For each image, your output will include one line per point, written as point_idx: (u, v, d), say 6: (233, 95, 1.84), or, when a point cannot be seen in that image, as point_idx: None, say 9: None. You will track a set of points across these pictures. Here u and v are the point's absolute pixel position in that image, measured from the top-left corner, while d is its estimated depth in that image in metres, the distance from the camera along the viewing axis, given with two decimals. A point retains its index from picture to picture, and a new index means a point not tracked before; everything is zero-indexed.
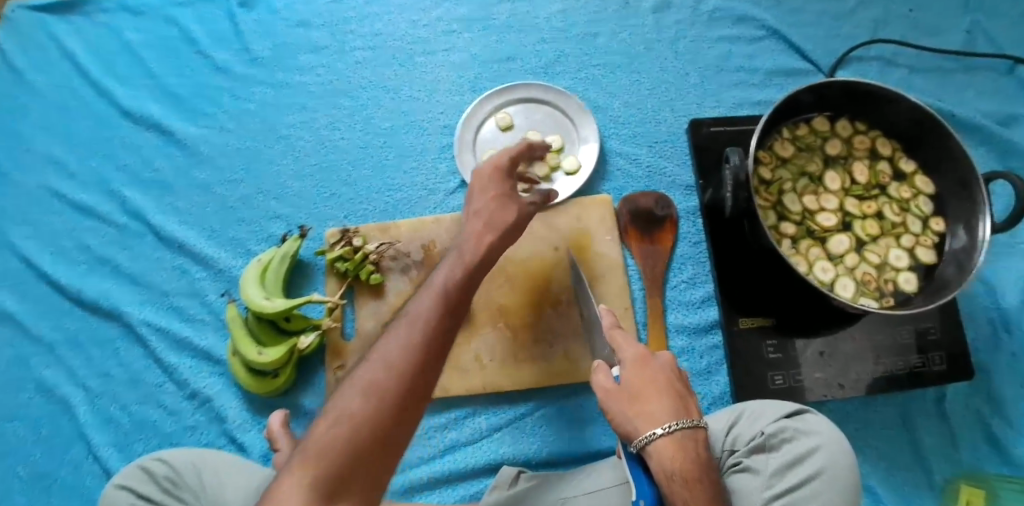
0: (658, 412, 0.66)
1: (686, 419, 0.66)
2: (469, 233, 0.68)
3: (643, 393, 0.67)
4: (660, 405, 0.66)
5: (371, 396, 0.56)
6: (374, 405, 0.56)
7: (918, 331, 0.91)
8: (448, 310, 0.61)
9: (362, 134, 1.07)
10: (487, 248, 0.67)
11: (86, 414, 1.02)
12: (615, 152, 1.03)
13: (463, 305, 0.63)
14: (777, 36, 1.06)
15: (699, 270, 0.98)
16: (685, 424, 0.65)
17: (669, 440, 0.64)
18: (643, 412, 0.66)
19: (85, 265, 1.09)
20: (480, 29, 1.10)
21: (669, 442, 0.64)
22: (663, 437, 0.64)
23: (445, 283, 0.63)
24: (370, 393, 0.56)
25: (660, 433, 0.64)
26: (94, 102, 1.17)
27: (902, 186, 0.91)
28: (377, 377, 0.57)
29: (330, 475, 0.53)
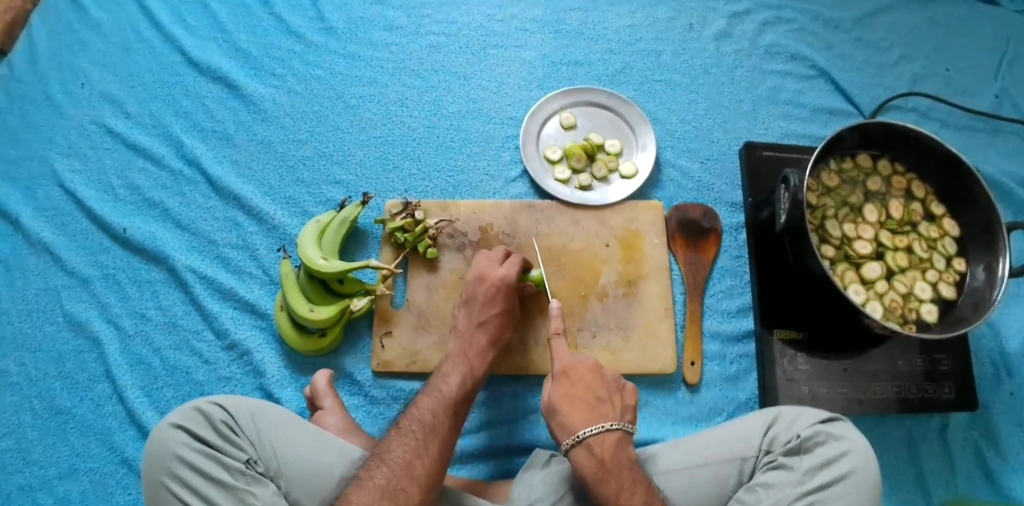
0: (595, 417, 0.81)
1: (618, 420, 0.81)
2: (479, 287, 0.93)
3: (584, 401, 0.82)
4: (591, 408, 0.81)
5: (429, 438, 0.78)
6: (436, 446, 0.77)
7: (931, 360, 0.99)
8: (478, 378, 0.88)
9: (430, 114, 1.12)
10: (497, 297, 0.92)
11: (116, 353, 1.00)
12: (669, 163, 1.10)
13: (490, 342, 0.91)
14: (827, 77, 1.18)
15: (736, 281, 1.03)
16: (615, 425, 0.80)
17: (605, 436, 0.79)
18: (581, 414, 0.81)
19: (133, 206, 1.08)
20: (551, 32, 1.18)
21: (604, 438, 0.79)
22: (597, 434, 0.79)
23: (471, 325, 0.91)
24: (428, 436, 0.78)
25: (597, 430, 0.79)
26: (158, 46, 1.17)
27: (931, 226, 1.00)
28: (429, 423, 0.79)
29: (420, 459, 0.75)
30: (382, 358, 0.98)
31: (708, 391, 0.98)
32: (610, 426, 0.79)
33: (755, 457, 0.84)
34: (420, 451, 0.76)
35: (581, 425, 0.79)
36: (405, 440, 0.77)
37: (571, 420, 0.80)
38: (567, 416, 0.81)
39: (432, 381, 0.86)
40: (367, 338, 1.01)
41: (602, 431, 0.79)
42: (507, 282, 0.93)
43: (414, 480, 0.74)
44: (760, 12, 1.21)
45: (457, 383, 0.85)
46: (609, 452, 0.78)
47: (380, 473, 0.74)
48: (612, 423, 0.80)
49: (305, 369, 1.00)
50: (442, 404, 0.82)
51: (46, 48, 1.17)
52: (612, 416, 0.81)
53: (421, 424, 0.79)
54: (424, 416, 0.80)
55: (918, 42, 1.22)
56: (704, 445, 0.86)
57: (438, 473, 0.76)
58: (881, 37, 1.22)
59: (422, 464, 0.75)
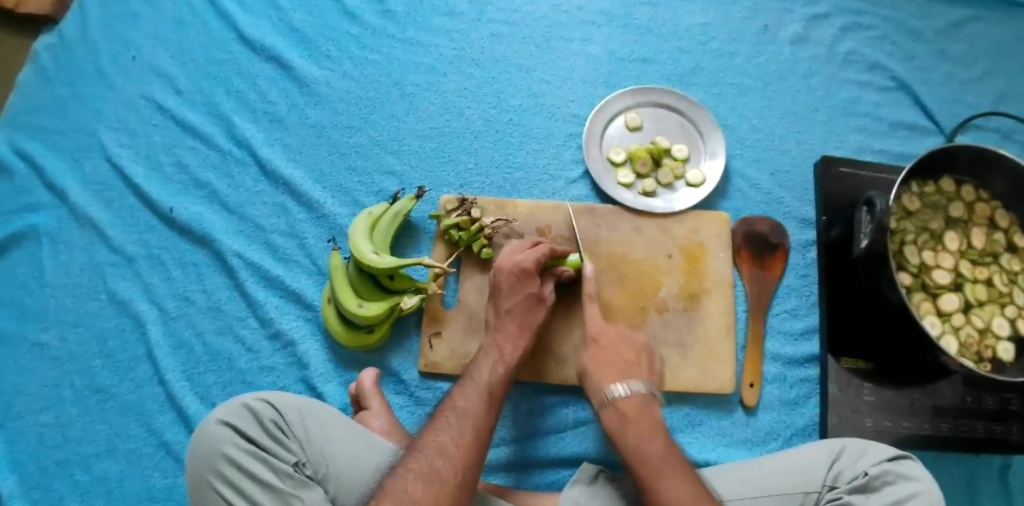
0: (625, 376, 0.81)
1: (645, 381, 0.80)
2: (502, 273, 0.89)
3: (615, 363, 0.82)
4: (621, 369, 0.81)
5: (464, 422, 0.75)
6: (471, 432, 0.74)
7: (1001, 399, 0.94)
8: (512, 365, 0.84)
9: (489, 106, 1.07)
10: (526, 285, 0.88)
11: (158, 335, 0.98)
12: (737, 173, 1.05)
13: (522, 327, 0.87)
14: (907, 91, 1.12)
15: (801, 302, 0.99)
16: (640, 386, 0.79)
17: (630, 396, 0.78)
18: (609, 372, 0.81)
19: (180, 185, 1.05)
20: (619, 26, 1.12)
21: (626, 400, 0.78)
22: (621, 394, 0.78)
23: (501, 311, 0.88)
24: (462, 420, 0.75)
25: (621, 392, 0.78)
26: (212, 22, 1.13)
27: (1013, 258, 0.95)
28: (464, 408, 0.77)
29: (457, 448, 0.72)
30: (429, 359, 0.95)
31: (765, 414, 0.94)
32: (633, 388, 0.78)
33: (818, 492, 0.81)
34: (454, 434, 0.74)
35: (608, 385, 0.79)
36: (440, 426, 0.75)
37: (600, 381, 0.81)
38: (595, 378, 0.81)
39: (469, 367, 0.83)
40: (415, 336, 0.98)
41: (626, 391, 0.78)
42: (527, 269, 0.89)
43: (449, 463, 0.71)
44: (839, 17, 1.15)
45: (492, 369, 0.82)
46: (632, 409, 0.77)
47: (417, 459, 0.71)
48: (638, 383, 0.79)
49: (350, 364, 0.97)
50: (477, 391, 0.79)
51: (100, 19, 1.14)
52: (641, 377, 0.81)
53: (458, 409, 0.77)
54: (460, 402, 0.78)
55: (1004, 58, 1.15)
56: (765, 473, 0.82)
57: (475, 457, 0.73)
58: (965, 50, 1.15)
59: (457, 447, 0.73)
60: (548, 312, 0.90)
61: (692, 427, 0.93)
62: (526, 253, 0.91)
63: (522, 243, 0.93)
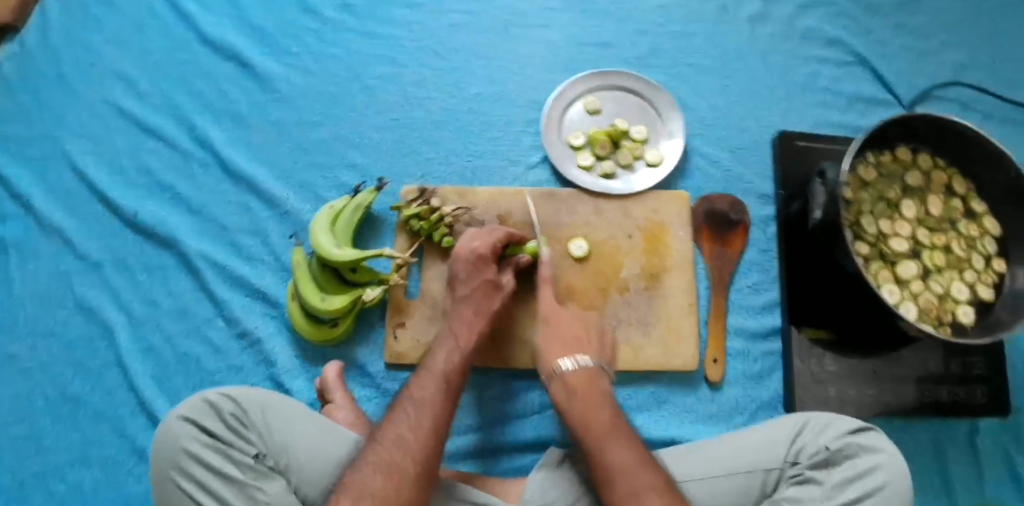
0: (573, 351, 0.85)
1: (593, 356, 0.85)
2: (461, 260, 0.90)
3: (567, 340, 0.86)
4: (577, 345, 0.86)
5: (422, 412, 0.75)
6: (429, 421, 0.75)
7: (965, 364, 0.95)
8: (468, 352, 0.84)
9: (449, 96, 1.07)
10: (481, 273, 0.89)
11: (127, 339, 0.98)
12: (698, 152, 1.05)
13: (480, 316, 0.88)
14: (866, 64, 1.12)
15: (765, 277, 0.99)
16: (588, 361, 0.84)
17: (578, 371, 0.82)
18: (557, 348, 0.85)
19: (143, 188, 1.05)
20: (578, 11, 1.12)
21: (573, 373, 0.82)
22: (570, 369, 0.82)
23: (459, 304, 0.88)
24: (420, 411, 0.75)
25: (568, 366, 0.82)
26: (172, 23, 1.13)
27: (971, 223, 0.96)
28: (421, 399, 0.77)
29: (415, 441, 0.73)
30: (395, 350, 0.95)
31: (732, 391, 0.95)
32: (580, 360, 0.83)
33: (780, 469, 0.80)
34: (413, 426, 0.74)
35: (556, 360, 0.84)
36: (397, 419, 0.75)
37: (548, 358, 0.85)
38: (544, 355, 0.86)
39: (425, 357, 0.83)
40: (379, 328, 0.98)
41: (574, 365, 0.83)
42: (484, 255, 0.90)
43: (408, 455, 0.71)
44: None
45: (448, 357, 0.82)
46: (581, 383, 0.81)
47: (375, 452, 0.72)
48: (586, 357, 0.84)
49: (317, 359, 0.97)
50: (433, 380, 0.79)
51: (60, 24, 1.14)
52: (590, 351, 0.85)
53: (417, 401, 0.77)
54: (416, 393, 0.78)
55: (964, 28, 1.15)
56: (727, 452, 0.82)
57: (437, 447, 0.73)
58: (923, 22, 1.15)
59: (417, 439, 0.73)
60: (504, 298, 0.90)
61: (658, 407, 0.94)
62: (482, 239, 0.92)
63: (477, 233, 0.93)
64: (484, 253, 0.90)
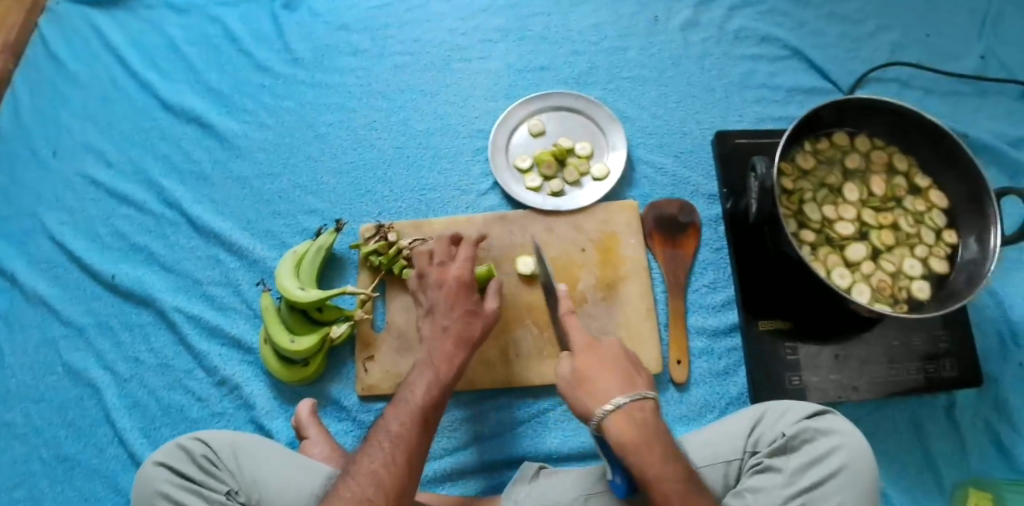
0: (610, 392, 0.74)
1: (633, 397, 0.73)
2: (441, 291, 0.91)
3: (600, 375, 0.76)
4: (622, 378, 0.76)
5: (397, 445, 0.77)
6: (403, 455, 0.76)
7: (931, 338, 0.95)
8: (446, 382, 0.85)
9: (399, 134, 1.13)
10: (461, 302, 0.90)
11: (114, 397, 1.03)
12: (641, 160, 1.08)
13: (466, 341, 0.89)
14: (800, 56, 1.15)
15: (719, 274, 1.01)
16: (626, 400, 0.73)
17: (620, 414, 0.72)
18: (596, 391, 0.75)
19: (120, 252, 1.11)
20: (515, 40, 1.17)
21: (618, 417, 0.72)
22: (612, 413, 0.72)
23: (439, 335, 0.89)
24: (395, 445, 0.77)
25: (608, 410, 0.72)
26: (135, 94, 1.21)
27: (917, 199, 0.96)
28: (397, 432, 0.78)
29: (386, 475, 0.75)
30: (366, 382, 0.98)
31: (698, 389, 0.96)
32: (617, 403, 0.72)
33: (740, 459, 0.82)
34: (386, 461, 0.76)
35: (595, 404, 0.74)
36: (372, 452, 0.77)
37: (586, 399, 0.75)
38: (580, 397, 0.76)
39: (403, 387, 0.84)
40: (350, 364, 1.01)
41: (615, 408, 0.72)
42: (463, 282, 0.92)
43: (380, 489, 0.73)
44: None
45: (427, 388, 0.83)
46: (632, 428, 0.71)
47: (350, 487, 0.74)
48: (624, 397, 0.73)
49: (294, 398, 1.00)
50: (408, 412, 0.81)
51: (32, 106, 1.21)
52: (628, 390, 0.74)
53: (393, 433, 0.78)
54: (393, 425, 0.79)
55: (894, 10, 1.18)
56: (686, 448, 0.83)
57: (410, 477, 0.76)
58: (853, 9, 1.18)
59: (389, 473, 0.75)
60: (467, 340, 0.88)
61: None
62: (458, 265, 0.94)
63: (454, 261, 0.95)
64: (461, 283, 0.92)
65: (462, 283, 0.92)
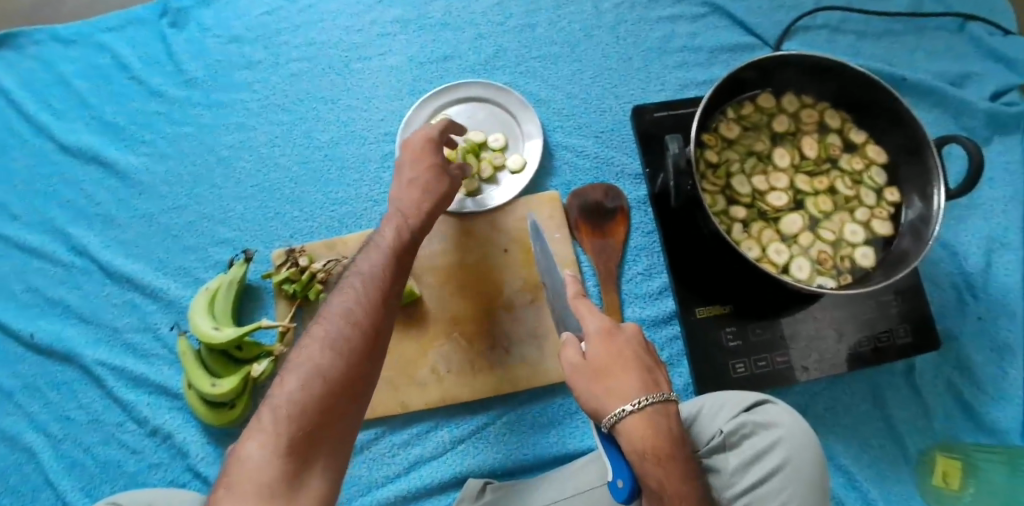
0: (627, 388, 0.66)
1: (659, 395, 0.66)
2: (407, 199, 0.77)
3: (618, 373, 0.67)
4: (643, 375, 0.67)
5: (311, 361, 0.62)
6: (376, 295, 0.67)
7: (880, 304, 0.89)
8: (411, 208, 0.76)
9: (302, 148, 1.04)
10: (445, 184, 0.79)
11: (50, 460, 1.01)
12: (560, 145, 1.00)
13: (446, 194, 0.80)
14: (721, 12, 1.03)
15: (654, 260, 0.95)
16: (652, 399, 0.65)
17: (642, 417, 0.64)
18: (614, 386, 0.66)
19: (37, 308, 1.07)
20: (414, 30, 1.07)
21: (637, 420, 0.64)
22: (633, 415, 0.64)
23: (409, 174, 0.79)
24: (368, 287, 0.67)
25: (629, 411, 0.64)
26: (32, 139, 1.14)
27: (853, 157, 0.89)
28: (370, 273, 0.69)
29: (364, 312, 0.65)
30: None
31: None
32: (640, 402, 0.64)
33: None
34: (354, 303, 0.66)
35: (609, 403, 0.66)
36: (343, 293, 0.67)
37: (597, 398, 0.67)
38: (591, 394, 0.67)
39: (325, 300, 0.67)
40: None
41: (638, 408, 0.64)
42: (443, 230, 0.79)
43: (352, 324, 0.64)
44: None
45: (353, 304, 0.66)
46: (651, 434, 0.64)
47: (320, 327, 0.64)
48: (649, 396, 0.65)
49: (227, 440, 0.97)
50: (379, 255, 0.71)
51: None
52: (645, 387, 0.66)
53: (304, 361, 0.61)
54: (342, 302, 0.66)
55: None
56: None
57: (364, 360, 0.63)
58: None
59: (362, 313, 0.65)
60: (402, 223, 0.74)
61: (571, 416, 0.92)
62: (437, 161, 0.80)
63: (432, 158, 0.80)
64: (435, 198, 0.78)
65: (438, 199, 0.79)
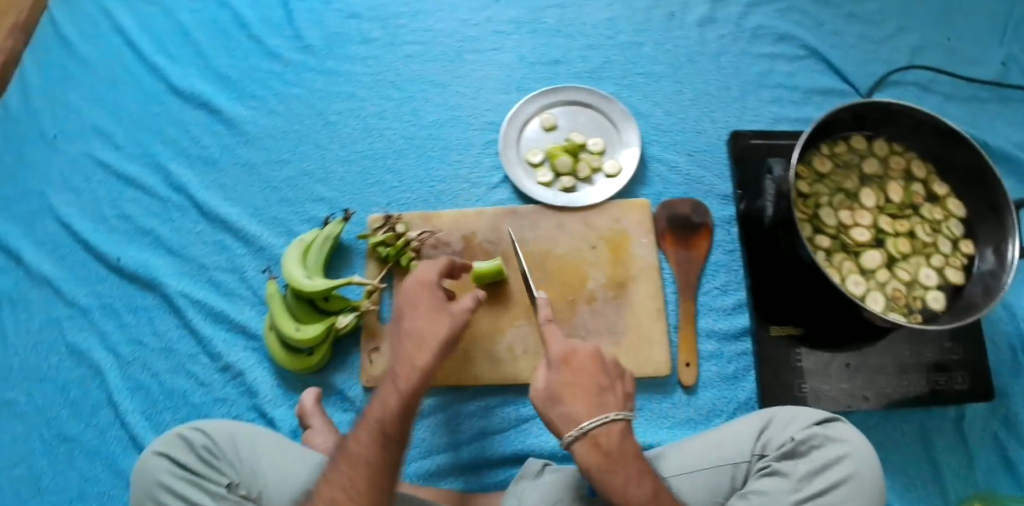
0: (591, 406, 0.72)
1: (619, 410, 0.72)
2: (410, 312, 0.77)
3: (585, 388, 0.73)
4: (597, 396, 0.73)
5: (356, 472, 0.69)
6: (396, 414, 0.71)
7: (942, 349, 0.94)
8: (424, 320, 0.76)
9: (409, 124, 1.10)
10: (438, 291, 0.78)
11: (117, 380, 1.03)
12: (655, 157, 1.06)
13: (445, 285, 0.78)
14: (818, 57, 1.12)
15: (731, 277, 1.00)
16: (617, 415, 0.71)
17: (609, 430, 0.71)
18: (575, 404, 0.72)
19: (125, 235, 1.10)
20: (528, 32, 1.14)
21: (587, 443, 0.70)
22: (598, 428, 0.70)
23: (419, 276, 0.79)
24: (392, 408, 0.71)
25: (581, 433, 0.70)
26: (145, 78, 1.18)
27: (934, 208, 0.95)
28: (392, 386, 0.73)
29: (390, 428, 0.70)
30: (371, 374, 0.98)
31: (705, 392, 0.96)
32: (604, 418, 0.70)
33: (748, 462, 0.80)
34: (380, 420, 0.71)
35: (575, 417, 0.71)
36: (369, 414, 0.72)
37: (573, 409, 0.72)
38: (567, 405, 0.72)
39: (366, 406, 0.73)
40: (356, 354, 1.00)
41: (603, 423, 0.70)
42: (427, 281, 0.78)
43: (380, 443, 0.70)
44: None
45: (383, 416, 0.71)
46: (611, 447, 0.70)
47: (348, 456, 0.70)
48: (614, 413, 0.71)
49: (297, 387, 1.00)
50: (399, 370, 0.73)
51: (37, 84, 1.18)
52: (608, 404, 0.72)
53: (333, 484, 0.69)
54: (372, 419, 0.71)
55: (914, 12, 1.14)
56: (696, 450, 0.82)
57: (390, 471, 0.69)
58: (876, 10, 1.14)
59: (387, 431, 0.70)
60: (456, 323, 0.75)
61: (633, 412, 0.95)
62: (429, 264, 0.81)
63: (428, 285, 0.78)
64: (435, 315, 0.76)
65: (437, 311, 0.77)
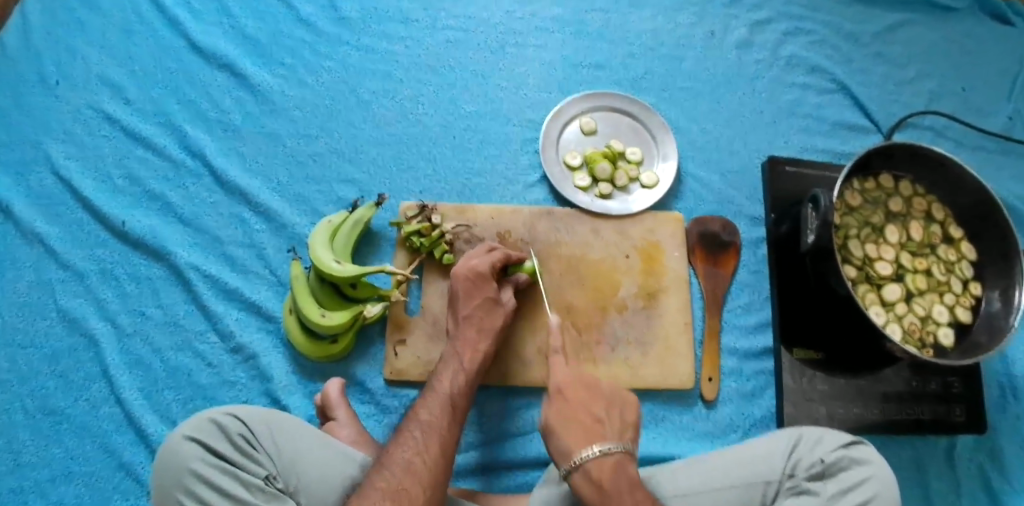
0: (548, 316, 0.88)
1: (566, 320, 0.88)
2: (468, 328, 0.88)
3: (541, 305, 0.89)
4: (549, 311, 0.88)
5: (429, 436, 0.75)
6: (450, 421, 0.78)
7: (944, 382, 1.00)
8: (476, 339, 0.87)
9: (446, 112, 1.09)
10: (492, 310, 0.90)
11: (114, 353, 0.95)
12: (690, 174, 1.08)
13: (501, 306, 0.91)
14: (846, 92, 1.17)
15: (755, 297, 1.03)
16: (562, 324, 0.86)
17: (554, 334, 0.85)
18: (533, 312, 0.88)
19: (132, 197, 1.03)
20: (573, 32, 1.15)
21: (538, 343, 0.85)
22: (548, 332, 0.85)
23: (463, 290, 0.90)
24: (447, 412, 0.79)
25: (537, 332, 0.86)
26: (162, 31, 1.12)
27: (949, 249, 1.00)
28: (443, 398, 0.80)
29: (443, 434, 0.76)
30: (394, 367, 0.95)
31: (725, 407, 0.97)
32: (557, 324, 0.86)
33: (779, 480, 0.82)
34: (431, 424, 0.76)
35: (534, 325, 0.87)
36: (419, 417, 0.78)
37: (527, 321, 0.88)
38: (521, 318, 0.88)
39: (412, 412, 0.79)
40: (379, 345, 0.97)
41: (552, 329, 0.86)
42: (482, 273, 0.90)
43: (429, 445, 0.74)
44: (782, 22, 1.20)
45: (435, 419, 0.77)
46: (555, 344, 0.84)
47: (402, 450, 0.74)
48: (558, 319, 0.87)
49: (314, 375, 0.96)
50: (452, 385, 0.82)
51: (41, 27, 1.11)
52: (563, 315, 0.88)
53: (387, 478, 0.70)
54: (421, 422, 0.77)
55: (934, 59, 1.21)
56: (729, 465, 0.83)
57: (440, 475, 0.73)
58: (899, 52, 1.21)
59: (439, 435, 0.76)
60: (507, 315, 0.91)
61: (654, 423, 0.95)
62: (481, 257, 0.93)
63: (482, 290, 0.90)
64: (489, 334, 0.89)
65: (491, 335, 0.89)
